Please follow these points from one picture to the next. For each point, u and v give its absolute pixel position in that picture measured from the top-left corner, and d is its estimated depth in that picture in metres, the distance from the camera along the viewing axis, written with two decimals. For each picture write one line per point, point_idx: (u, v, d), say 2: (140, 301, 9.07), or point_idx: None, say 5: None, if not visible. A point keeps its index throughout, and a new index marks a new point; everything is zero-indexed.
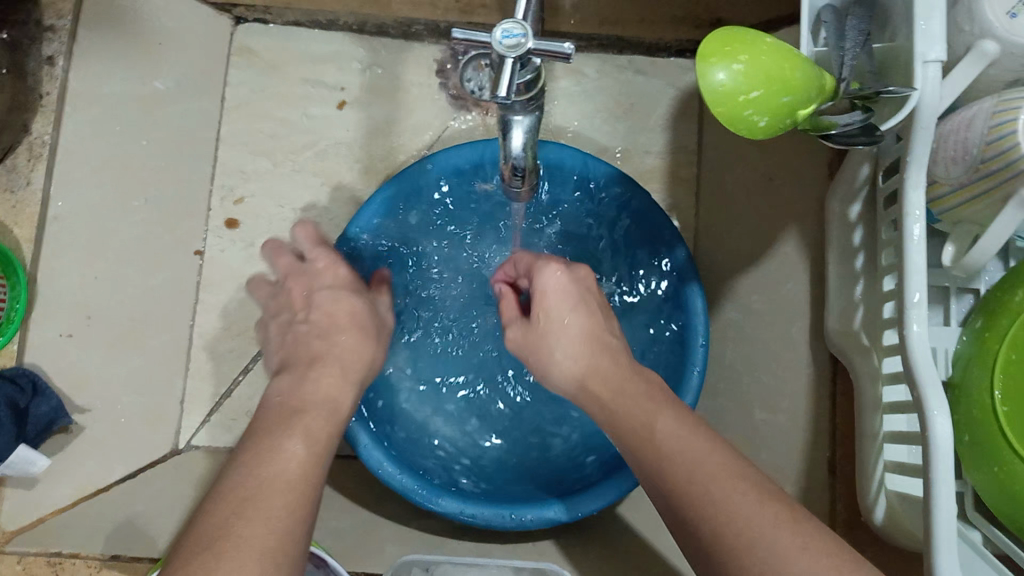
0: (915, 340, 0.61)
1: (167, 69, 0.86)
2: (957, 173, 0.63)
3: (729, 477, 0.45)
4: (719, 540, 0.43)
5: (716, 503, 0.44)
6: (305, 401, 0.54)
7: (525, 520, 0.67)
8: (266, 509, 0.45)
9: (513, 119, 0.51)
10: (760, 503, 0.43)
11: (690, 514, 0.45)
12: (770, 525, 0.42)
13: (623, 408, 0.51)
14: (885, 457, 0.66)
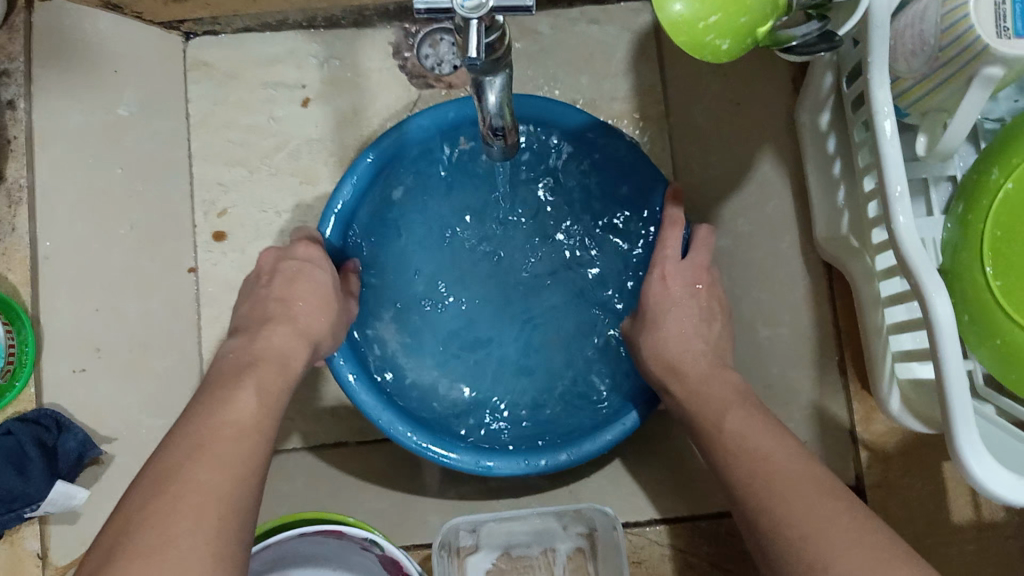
0: (904, 232, 0.62)
1: (127, 93, 0.85)
2: (917, 64, 0.65)
3: (788, 475, 0.57)
4: (771, 519, 0.55)
5: (779, 500, 0.55)
6: (251, 370, 0.61)
7: (539, 465, 0.70)
8: (202, 505, 0.48)
9: (485, 80, 0.52)
10: (811, 492, 0.54)
11: (755, 508, 0.56)
12: (811, 511, 0.53)
13: (704, 400, 0.67)
14: (892, 349, 0.70)
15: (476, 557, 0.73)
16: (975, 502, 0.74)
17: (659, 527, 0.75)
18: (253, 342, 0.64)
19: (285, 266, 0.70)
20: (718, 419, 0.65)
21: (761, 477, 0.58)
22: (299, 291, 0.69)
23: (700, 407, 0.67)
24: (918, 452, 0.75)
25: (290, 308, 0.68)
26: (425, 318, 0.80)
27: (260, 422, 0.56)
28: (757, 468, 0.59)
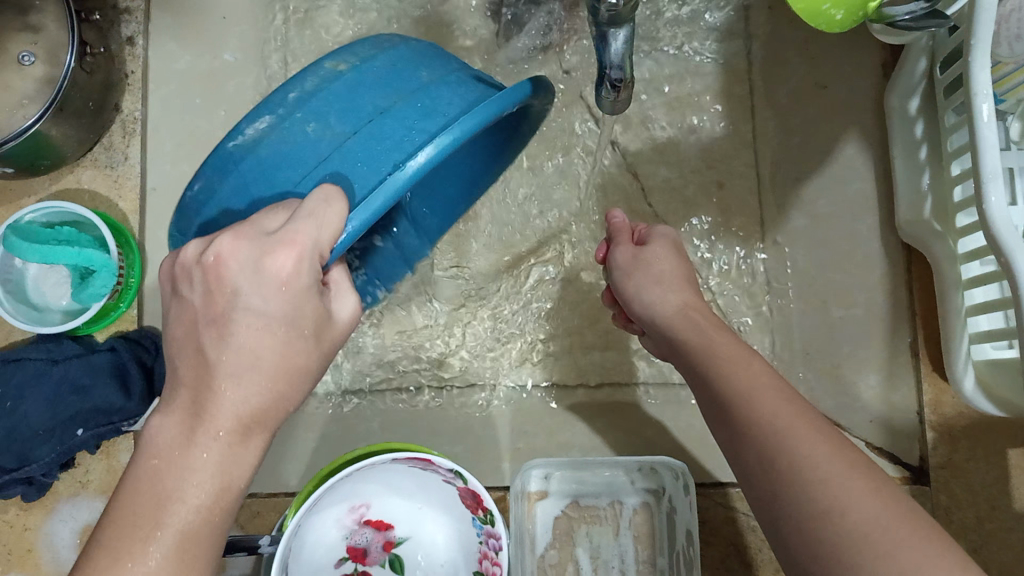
0: (995, 210, 0.64)
1: (232, 41, 0.89)
2: (1021, 50, 0.66)
3: (809, 432, 0.50)
4: (795, 470, 0.49)
5: (833, 496, 0.46)
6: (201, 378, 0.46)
7: None
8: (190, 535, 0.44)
9: (610, 31, 0.55)
10: (878, 499, 0.46)
11: (797, 496, 0.48)
12: (853, 493, 0.46)
13: (728, 366, 0.57)
14: (971, 329, 0.71)
15: (546, 503, 0.75)
16: None
17: (723, 490, 0.78)
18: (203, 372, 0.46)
19: (245, 310, 0.46)
20: (741, 359, 0.58)
21: (780, 425, 0.51)
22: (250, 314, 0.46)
23: (717, 344, 0.60)
24: (985, 437, 0.77)
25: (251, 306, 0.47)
26: None
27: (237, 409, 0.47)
28: (762, 418, 0.53)
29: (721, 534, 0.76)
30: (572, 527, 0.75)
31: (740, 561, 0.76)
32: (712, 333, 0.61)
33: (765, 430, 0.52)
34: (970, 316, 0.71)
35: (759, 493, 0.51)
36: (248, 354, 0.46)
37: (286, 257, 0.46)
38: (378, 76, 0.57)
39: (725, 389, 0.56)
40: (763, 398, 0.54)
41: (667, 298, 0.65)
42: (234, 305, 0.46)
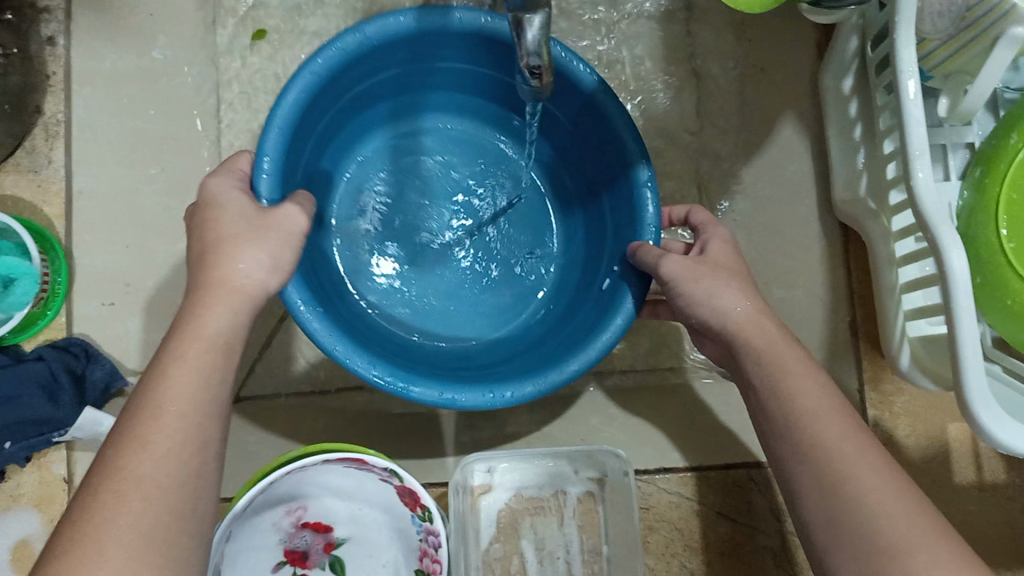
0: (922, 188, 0.63)
1: (160, 38, 0.88)
2: (944, 26, 0.66)
3: (871, 461, 0.50)
4: (860, 505, 0.49)
5: (880, 535, 0.47)
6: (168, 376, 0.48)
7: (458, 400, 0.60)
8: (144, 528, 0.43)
9: (527, 17, 0.54)
10: (934, 537, 0.47)
11: (862, 532, 0.48)
12: (914, 535, 0.47)
13: (793, 382, 0.55)
14: (904, 308, 0.71)
15: (489, 497, 0.75)
16: (977, 465, 0.76)
17: (666, 476, 0.77)
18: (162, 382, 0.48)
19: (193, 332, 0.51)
20: (777, 369, 0.56)
21: (840, 455, 0.51)
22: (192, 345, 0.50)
23: (770, 359, 0.57)
24: (925, 413, 0.77)
25: (209, 349, 0.50)
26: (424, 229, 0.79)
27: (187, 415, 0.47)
28: (821, 446, 0.52)
29: (666, 521, 0.76)
30: (516, 519, 0.74)
31: (685, 546, 0.76)
32: (751, 330, 0.58)
33: (810, 447, 0.52)
34: (903, 294, 0.71)
35: (803, 515, 0.52)
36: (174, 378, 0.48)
37: (221, 293, 0.52)
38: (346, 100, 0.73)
39: (763, 367, 0.57)
40: (828, 424, 0.53)
41: (725, 297, 0.59)
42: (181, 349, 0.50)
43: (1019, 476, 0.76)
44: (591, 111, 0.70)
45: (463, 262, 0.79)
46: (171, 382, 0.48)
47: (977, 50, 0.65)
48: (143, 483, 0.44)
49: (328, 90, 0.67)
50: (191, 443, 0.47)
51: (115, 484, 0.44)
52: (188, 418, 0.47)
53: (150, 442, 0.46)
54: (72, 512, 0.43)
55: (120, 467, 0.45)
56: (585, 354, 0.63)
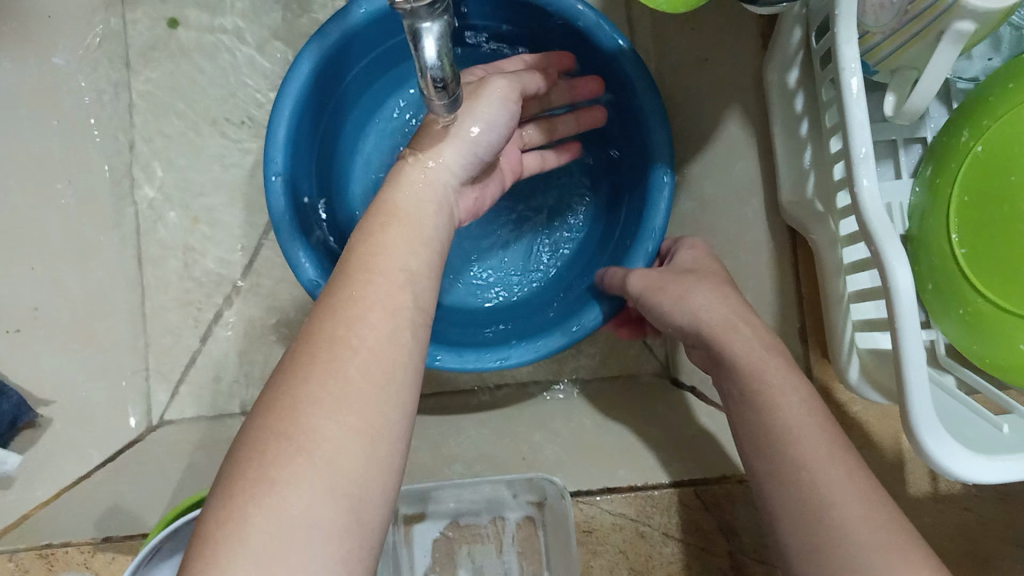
0: (867, 197, 0.60)
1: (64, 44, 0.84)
2: (887, 19, 0.61)
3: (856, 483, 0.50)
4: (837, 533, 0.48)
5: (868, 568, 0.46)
6: (318, 326, 0.43)
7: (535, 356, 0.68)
8: (321, 470, 0.39)
9: (421, 27, 0.48)
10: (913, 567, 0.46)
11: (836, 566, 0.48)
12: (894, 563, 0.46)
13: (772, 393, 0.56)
14: (853, 317, 0.68)
15: (423, 525, 0.71)
16: (933, 475, 0.74)
17: (608, 497, 0.73)
18: (334, 313, 0.44)
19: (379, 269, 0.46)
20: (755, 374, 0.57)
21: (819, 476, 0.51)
22: (361, 275, 0.46)
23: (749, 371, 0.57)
24: (879, 423, 0.74)
25: (397, 275, 0.46)
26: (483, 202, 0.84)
27: (373, 370, 0.42)
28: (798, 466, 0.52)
29: (609, 543, 0.73)
30: (452, 548, 0.72)
31: (630, 568, 0.73)
32: (729, 335, 0.59)
33: (798, 471, 0.52)
34: (852, 303, 0.68)
35: (778, 534, 0.52)
36: (355, 315, 0.44)
37: (386, 282, 0.46)
38: (312, 108, 0.72)
39: (741, 376, 0.58)
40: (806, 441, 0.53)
41: (697, 300, 0.62)
42: (364, 297, 0.45)
43: (976, 487, 0.74)
44: (582, 40, 0.73)
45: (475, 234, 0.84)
46: (360, 313, 0.44)
47: (925, 43, 0.60)
48: (320, 443, 0.39)
49: (312, 112, 0.72)
50: (382, 375, 0.42)
51: (286, 441, 0.39)
52: (380, 346, 0.43)
53: (335, 385, 0.41)
54: (231, 474, 0.39)
55: (296, 418, 0.40)
56: (567, 336, 0.68)
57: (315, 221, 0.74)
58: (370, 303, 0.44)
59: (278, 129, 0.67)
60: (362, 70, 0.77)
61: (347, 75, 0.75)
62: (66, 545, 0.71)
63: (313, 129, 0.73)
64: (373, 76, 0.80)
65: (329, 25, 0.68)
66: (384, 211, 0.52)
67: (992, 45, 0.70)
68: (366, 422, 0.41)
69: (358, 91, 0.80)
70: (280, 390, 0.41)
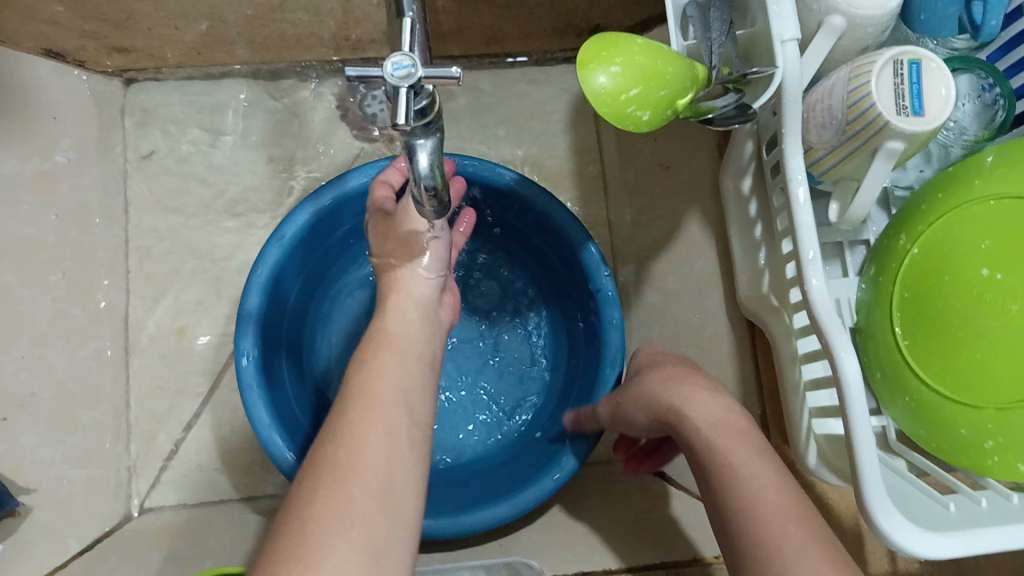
0: (816, 294, 0.65)
1: (65, 141, 0.85)
2: (829, 136, 0.69)
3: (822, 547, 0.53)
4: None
5: None
6: (326, 450, 0.48)
7: (515, 508, 0.73)
8: None
9: (416, 143, 0.55)
10: None
11: None
12: None
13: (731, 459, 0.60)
14: (810, 405, 0.73)
15: None
16: (891, 556, 0.78)
17: None
18: (343, 437, 0.49)
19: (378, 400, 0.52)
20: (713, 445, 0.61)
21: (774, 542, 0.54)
22: (360, 407, 0.51)
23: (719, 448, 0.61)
24: (839, 505, 0.79)
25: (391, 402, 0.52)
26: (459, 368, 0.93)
27: (376, 493, 0.46)
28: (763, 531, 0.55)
29: None
30: None
31: None
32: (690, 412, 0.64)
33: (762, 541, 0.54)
34: (808, 391, 0.73)
35: None
36: (359, 442, 0.48)
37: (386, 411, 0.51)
38: (295, 262, 0.80)
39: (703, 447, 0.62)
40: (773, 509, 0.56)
41: (658, 384, 0.67)
42: (365, 426, 0.49)
43: (932, 566, 0.78)
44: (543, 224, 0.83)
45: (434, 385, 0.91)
46: (362, 438, 0.49)
47: (862, 157, 0.67)
48: (331, 564, 0.42)
49: (294, 264, 0.80)
50: (383, 497, 0.46)
51: (298, 566, 0.41)
52: (380, 469, 0.47)
53: (342, 502, 0.45)
54: None
55: (304, 541, 0.43)
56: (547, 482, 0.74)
57: (282, 365, 0.81)
58: (371, 429, 0.49)
59: (258, 279, 0.75)
60: (350, 228, 0.87)
61: (335, 232, 0.85)
62: None
63: (290, 279, 0.81)
64: (356, 237, 0.89)
65: (329, 185, 0.78)
66: (375, 346, 0.58)
67: (923, 159, 0.78)
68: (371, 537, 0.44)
69: (340, 249, 0.89)
70: (290, 521, 0.44)
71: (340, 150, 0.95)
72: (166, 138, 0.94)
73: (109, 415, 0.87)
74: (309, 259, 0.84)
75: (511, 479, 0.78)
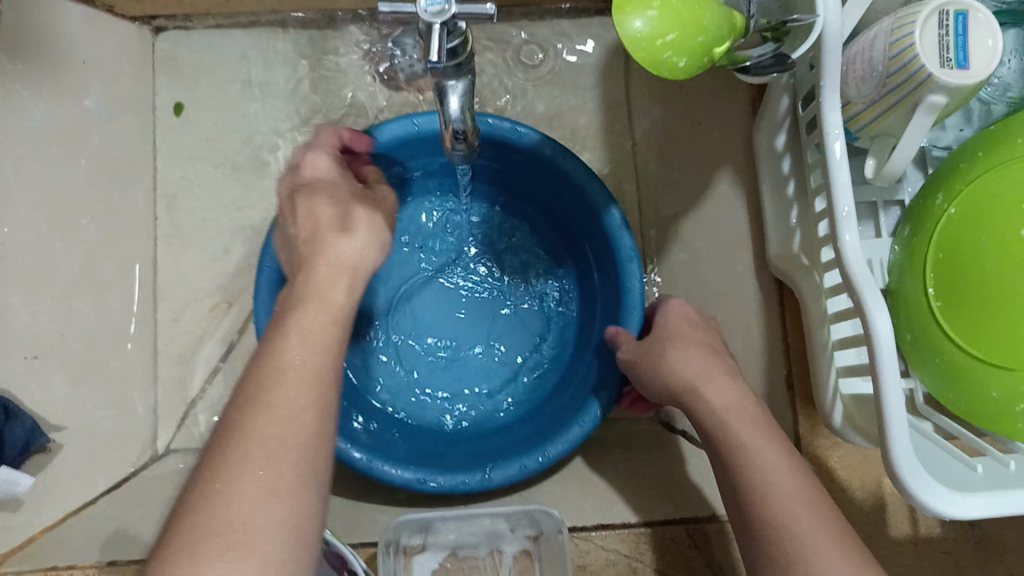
0: (849, 251, 0.64)
1: (94, 87, 0.86)
2: (868, 89, 0.68)
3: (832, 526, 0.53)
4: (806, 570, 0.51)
5: None
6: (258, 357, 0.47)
7: (511, 473, 0.72)
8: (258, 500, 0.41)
9: (447, 85, 0.54)
10: None
11: None
12: None
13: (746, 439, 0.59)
14: (837, 364, 0.72)
15: (422, 556, 0.74)
16: (913, 519, 0.77)
17: (602, 532, 0.77)
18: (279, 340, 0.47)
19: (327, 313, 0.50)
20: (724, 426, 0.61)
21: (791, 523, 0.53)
22: (304, 316, 0.49)
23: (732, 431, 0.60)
24: (861, 467, 0.78)
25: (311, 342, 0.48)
26: (497, 329, 0.90)
27: (308, 399, 0.45)
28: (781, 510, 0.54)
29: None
30: None
31: None
32: (698, 390, 0.64)
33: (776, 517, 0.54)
34: (835, 350, 0.72)
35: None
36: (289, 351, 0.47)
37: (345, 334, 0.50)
38: (326, 210, 0.80)
39: (714, 424, 0.62)
40: (777, 488, 0.56)
41: (669, 362, 0.66)
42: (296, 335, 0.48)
43: (956, 531, 0.77)
44: (566, 185, 0.81)
45: (429, 341, 0.90)
46: (293, 343, 0.47)
47: (902, 112, 0.66)
48: (261, 476, 0.41)
49: (326, 210, 0.81)
50: (318, 407, 0.45)
51: (225, 480, 0.41)
52: (313, 377, 0.46)
53: (263, 461, 0.42)
54: (184, 512, 0.41)
55: (236, 455, 0.42)
56: (558, 446, 0.72)
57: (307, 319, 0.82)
58: (305, 335, 0.48)
59: None
60: (390, 180, 0.86)
61: (374, 181, 0.85)
62: (72, 567, 0.77)
63: (319, 227, 0.82)
64: (396, 190, 0.88)
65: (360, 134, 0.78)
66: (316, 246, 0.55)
67: (963, 118, 0.76)
68: (290, 500, 0.42)
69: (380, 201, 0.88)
70: (223, 434, 0.43)
71: (369, 101, 0.94)
72: (190, 87, 0.94)
73: (137, 359, 0.88)
74: None
75: (516, 444, 0.77)
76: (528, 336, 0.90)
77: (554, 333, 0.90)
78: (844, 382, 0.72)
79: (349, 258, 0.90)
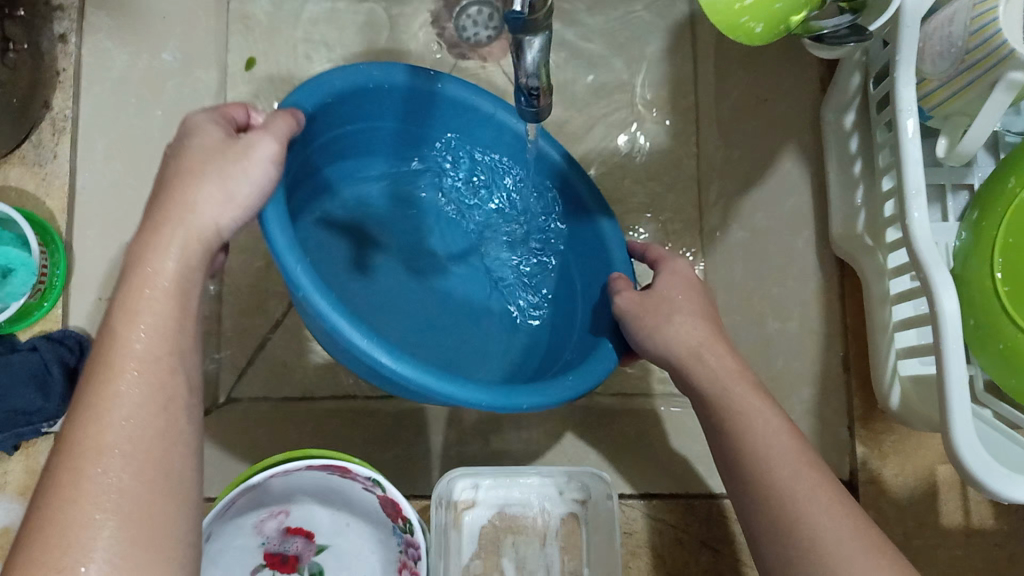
0: (917, 228, 0.64)
1: (172, 42, 0.88)
2: (944, 67, 0.67)
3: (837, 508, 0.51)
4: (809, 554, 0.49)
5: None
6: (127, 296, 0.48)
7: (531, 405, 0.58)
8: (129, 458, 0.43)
9: (525, 41, 0.54)
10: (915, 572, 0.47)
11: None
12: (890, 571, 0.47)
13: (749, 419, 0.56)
14: (896, 345, 0.71)
15: (472, 513, 0.75)
16: (965, 508, 0.76)
17: (650, 501, 0.77)
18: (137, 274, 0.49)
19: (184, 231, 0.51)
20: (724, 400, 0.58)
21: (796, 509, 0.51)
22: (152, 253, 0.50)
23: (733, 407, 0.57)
24: (916, 453, 0.77)
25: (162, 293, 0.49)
26: (467, 296, 0.77)
27: (159, 356, 0.47)
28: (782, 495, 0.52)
29: (648, 547, 0.76)
30: (497, 538, 0.75)
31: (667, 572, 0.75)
32: (698, 361, 0.60)
33: (779, 502, 0.52)
34: (896, 331, 0.71)
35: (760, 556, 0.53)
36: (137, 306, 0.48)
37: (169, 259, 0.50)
38: (334, 116, 0.68)
39: (713, 401, 0.59)
40: (781, 471, 0.53)
41: (671, 330, 0.61)
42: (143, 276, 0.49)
43: (1008, 523, 0.76)
44: (574, 174, 0.72)
45: (415, 295, 0.76)
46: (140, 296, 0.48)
47: (977, 92, 0.65)
48: (122, 434, 0.43)
49: (344, 137, 0.72)
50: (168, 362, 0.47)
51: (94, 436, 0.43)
52: (154, 333, 0.47)
53: (91, 458, 0.42)
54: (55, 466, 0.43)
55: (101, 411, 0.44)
56: (567, 382, 0.60)
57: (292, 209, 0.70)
58: (145, 288, 0.49)
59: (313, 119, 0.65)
60: (404, 132, 0.76)
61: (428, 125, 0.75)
62: None
63: (325, 147, 0.71)
64: (374, 143, 0.76)
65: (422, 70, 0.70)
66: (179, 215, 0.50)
67: None
68: (144, 489, 0.42)
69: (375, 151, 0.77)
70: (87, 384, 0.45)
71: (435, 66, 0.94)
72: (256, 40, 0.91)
73: None
74: (341, 143, 0.73)
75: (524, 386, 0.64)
76: (517, 304, 0.76)
77: (529, 306, 0.76)
78: (899, 364, 0.72)
79: (348, 190, 0.78)
